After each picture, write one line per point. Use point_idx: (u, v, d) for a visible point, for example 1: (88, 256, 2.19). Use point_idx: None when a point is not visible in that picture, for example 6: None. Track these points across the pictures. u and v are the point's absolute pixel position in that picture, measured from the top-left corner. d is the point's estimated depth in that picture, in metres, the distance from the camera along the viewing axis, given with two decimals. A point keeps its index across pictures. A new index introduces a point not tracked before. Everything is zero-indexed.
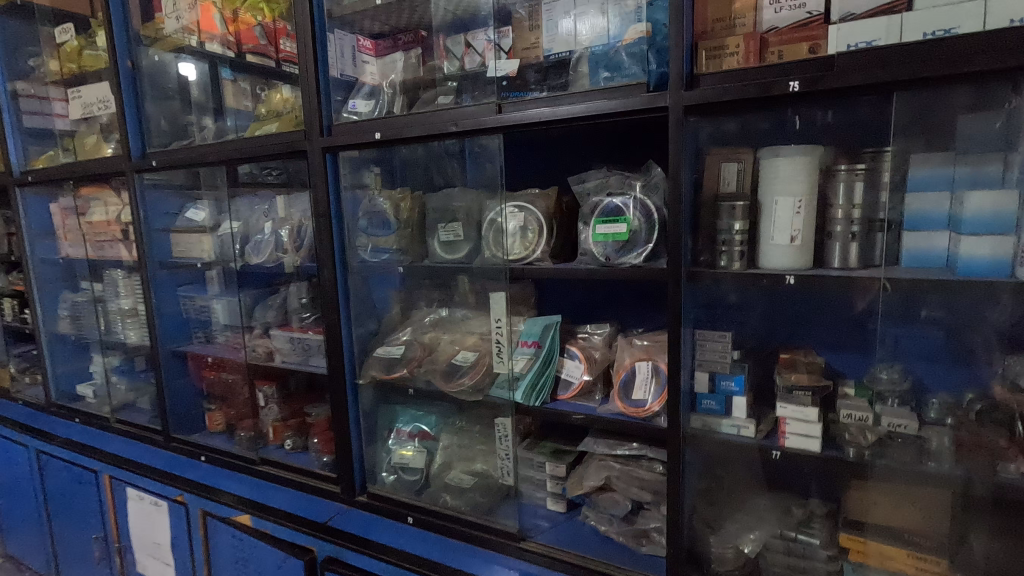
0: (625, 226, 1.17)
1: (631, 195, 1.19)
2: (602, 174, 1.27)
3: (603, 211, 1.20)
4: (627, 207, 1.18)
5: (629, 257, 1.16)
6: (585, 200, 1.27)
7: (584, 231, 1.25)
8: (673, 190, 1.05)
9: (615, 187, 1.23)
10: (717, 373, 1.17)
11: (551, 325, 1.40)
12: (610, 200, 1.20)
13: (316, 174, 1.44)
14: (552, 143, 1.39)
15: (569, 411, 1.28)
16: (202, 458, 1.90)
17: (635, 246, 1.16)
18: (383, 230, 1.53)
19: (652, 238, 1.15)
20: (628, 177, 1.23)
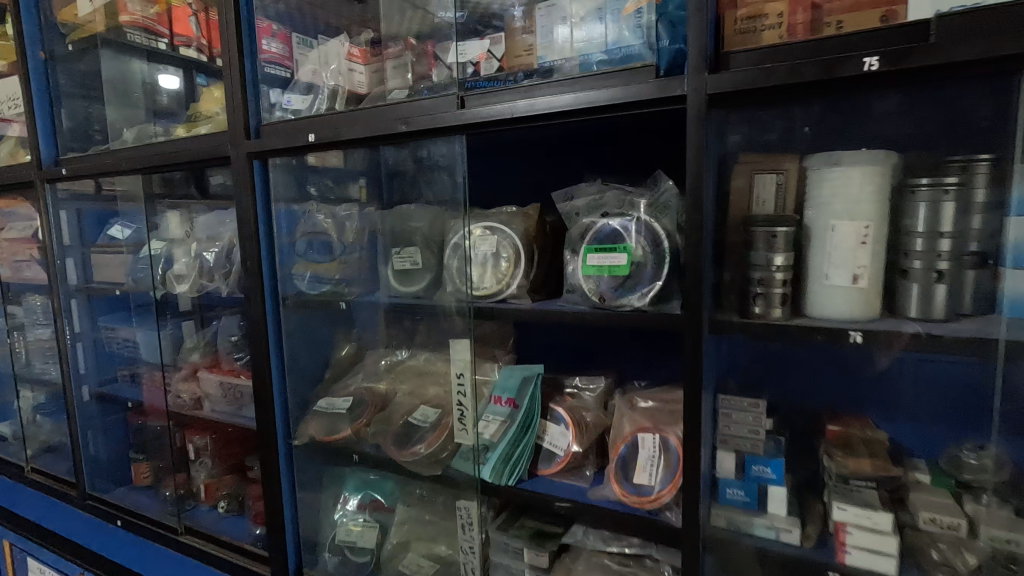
0: (626, 258, 0.88)
1: (631, 216, 0.90)
2: (596, 189, 0.99)
3: (597, 237, 0.92)
4: (627, 232, 0.89)
5: (629, 299, 0.88)
6: (573, 222, 0.99)
7: (572, 263, 0.97)
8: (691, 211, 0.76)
9: (611, 205, 0.94)
10: (746, 454, 0.87)
11: (530, 377, 1.11)
12: (605, 222, 0.92)
13: (241, 186, 1.16)
14: (532, 145, 1.10)
15: (552, 495, 0.99)
16: (118, 523, 1.59)
17: (639, 284, 0.88)
18: (320, 255, 1.25)
19: (661, 273, 0.86)
20: (629, 191, 0.95)
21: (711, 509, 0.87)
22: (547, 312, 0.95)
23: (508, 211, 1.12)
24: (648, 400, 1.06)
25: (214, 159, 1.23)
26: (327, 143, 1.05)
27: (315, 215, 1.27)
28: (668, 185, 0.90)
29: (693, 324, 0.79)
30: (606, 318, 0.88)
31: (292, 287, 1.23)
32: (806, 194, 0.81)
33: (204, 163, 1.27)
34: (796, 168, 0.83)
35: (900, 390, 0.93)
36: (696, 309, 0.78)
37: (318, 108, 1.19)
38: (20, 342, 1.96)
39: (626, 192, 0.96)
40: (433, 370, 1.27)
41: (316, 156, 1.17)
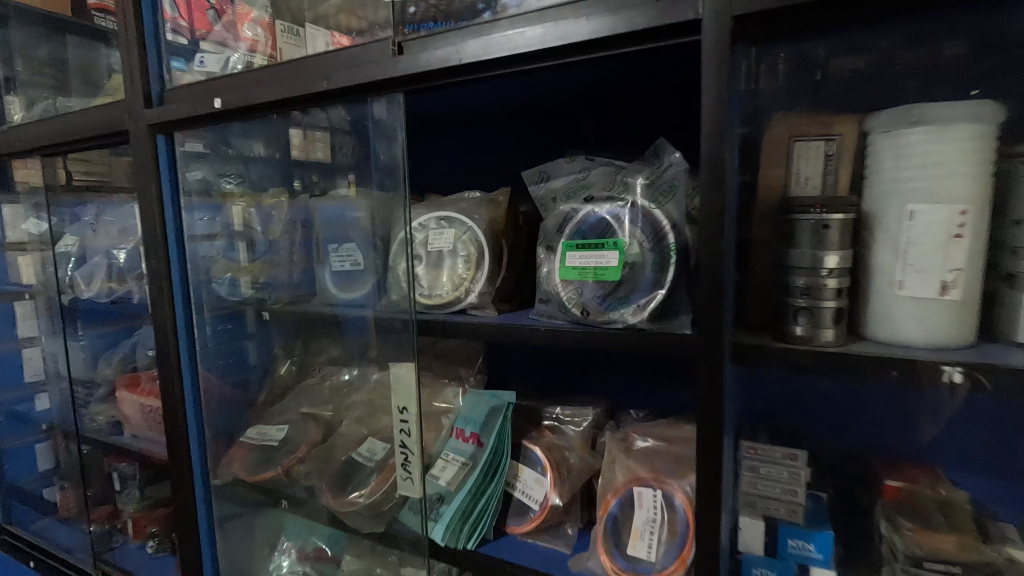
0: (619, 258, 0.64)
1: (625, 201, 0.66)
2: (579, 165, 0.75)
3: (580, 229, 0.69)
4: (619, 223, 0.66)
5: (621, 313, 0.65)
6: (548, 209, 0.75)
7: (546, 263, 0.73)
8: (708, 191, 0.53)
9: (599, 187, 0.70)
10: (779, 523, 0.65)
11: (500, 408, 0.87)
12: (590, 210, 0.68)
13: (142, 166, 0.93)
14: (500, 110, 0.86)
15: (517, 565, 0.77)
16: (32, 564, 1.38)
17: (636, 293, 0.64)
18: (242, 256, 1.06)
19: (665, 280, 0.63)
20: (623, 167, 0.70)
21: None
22: (514, 329, 0.72)
23: (471, 197, 0.89)
24: (646, 439, 0.83)
25: (113, 137, 1.00)
26: (237, 110, 0.82)
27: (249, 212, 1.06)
28: (676, 157, 0.66)
29: (710, 350, 0.56)
30: (590, 338, 0.65)
31: (245, 287, 1.06)
32: (869, 168, 0.57)
33: (104, 142, 1.03)
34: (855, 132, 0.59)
35: (982, 436, 0.70)
36: (713, 330, 0.55)
37: (232, 67, 0.93)
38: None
39: (619, 167, 0.72)
40: (380, 395, 1.01)
41: (294, 142, 0.99)
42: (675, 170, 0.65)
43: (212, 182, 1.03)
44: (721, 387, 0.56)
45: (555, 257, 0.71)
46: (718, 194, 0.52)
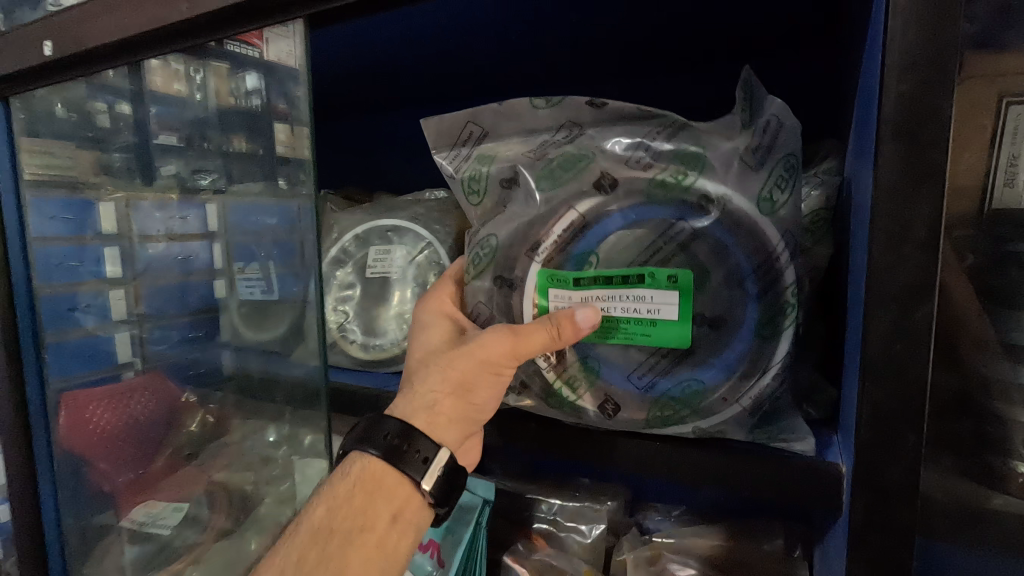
0: (685, 306, 0.37)
1: (699, 195, 0.37)
2: (558, 115, 0.42)
3: (574, 251, 0.40)
4: (677, 238, 0.38)
5: (696, 410, 0.39)
6: (495, 199, 0.44)
7: (489, 308, 0.44)
8: (903, 195, 0.25)
9: (614, 155, 0.39)
10: None
11: (473, 510, 0.59)
12: (615, 210, 0.39)
13: None
14: (474, 62, 0.59)
15: None
16: None
17: (710, 373, 0.39)
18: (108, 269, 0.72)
19: (776, 351, 0.37)
20: (681, 124, 0.39)
21: None
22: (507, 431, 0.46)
23: (431, 198, 0.60)
24: (687, 565, 0.55)
25: None
26: (80, 58, 0.54)
27: (188, 240, 0.71)
28: (786, 116, 0.38)
29: (872, 520, 0.27)
30: (617, 447, 0.42)
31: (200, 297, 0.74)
32: None
33: None
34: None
35: None
36: (889, 486, 0.27)
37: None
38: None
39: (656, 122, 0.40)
40: (277, 472, 0.69)
41: (281, 138, 0.56)
42: (789, 138, 0.37)
43: (186, 181, 0.68)
44: None
45: (525, 298, 0.42)
46: (923, 206, 0.24)
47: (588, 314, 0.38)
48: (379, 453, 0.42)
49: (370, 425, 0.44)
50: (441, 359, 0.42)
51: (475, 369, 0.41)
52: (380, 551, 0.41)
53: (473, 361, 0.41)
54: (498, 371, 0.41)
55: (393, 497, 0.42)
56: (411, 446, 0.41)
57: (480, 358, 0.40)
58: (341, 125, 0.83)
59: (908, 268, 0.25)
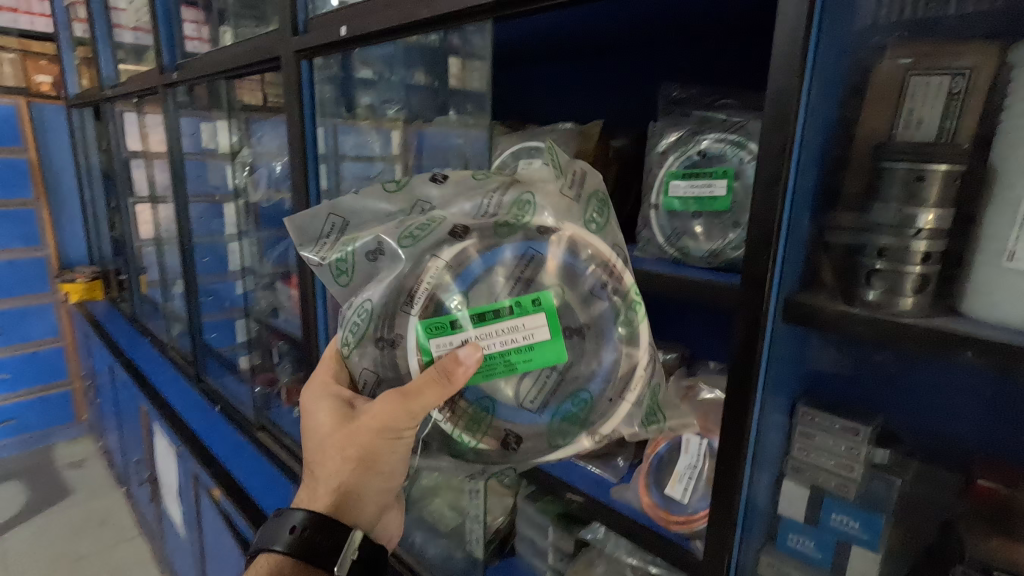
0: (551, 322, 0.63)
1: (538, 227, 0.65)
2: (402, 202, 0.71)
3: (447, 301, 0.65)
4: (528, 272, 0.65)
5: (590, 417, 0.68)
6: (364, 266, 0.69)
7: (371, 366, 0.72)
8: (774, 127, 0.47)
9: (467, 212, 0.68)
10: (825, 497, 0.62)
11: None
12: (477, 256, 0.66)
13: (288, 88, 1.05)
14: (603, 32, 0.84)
15: (565, 483, 0.82)
16: (218, 408, 1.78)
17: (591, 380, 0.68)
18: (365, 175, 1.20)
19: (634, 338, 0.66)
20: (511, 182, 0.67)
21: (758, 553, 0.65)
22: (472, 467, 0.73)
23: (563, 128, 0.88)
24: (712, 390, 0.81)
25: (269, 60, 1.15)
26: (356, 36, 0.90)
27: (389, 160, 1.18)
28: (574, 178, 0.68)
29: (747, 301, 0.52)
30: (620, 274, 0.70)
31: None
32: (996, 110, 0.48)
33: (267, 66, 1.20)
34: (978, 64, 0.49)
35: None
36: (755, 281, 0.51)
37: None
38: (159, 239, 2.31)
39: (495, 185, 0.69)
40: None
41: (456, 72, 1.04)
42: (591, 178, 0.69)
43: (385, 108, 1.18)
44: (757, 340, 0.53)
45: (415, 350, 0.66)
46: (782, 130, 0.46)
47: (472, 353, 0.63)
48: (285, 546, 0.76)
49: (281, 527, 0.78)
50: (347, 435, 0.72)
51: (376, 426, 0.70)
52: None
53: (377, 423, 0.69)
54: (398, 434, 0.70)
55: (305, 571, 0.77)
56: (320, 527, 0.75)
57: (373, 419, 0.70)
58: (511, 74, 1.14)
59: (774, 164, 0.48)
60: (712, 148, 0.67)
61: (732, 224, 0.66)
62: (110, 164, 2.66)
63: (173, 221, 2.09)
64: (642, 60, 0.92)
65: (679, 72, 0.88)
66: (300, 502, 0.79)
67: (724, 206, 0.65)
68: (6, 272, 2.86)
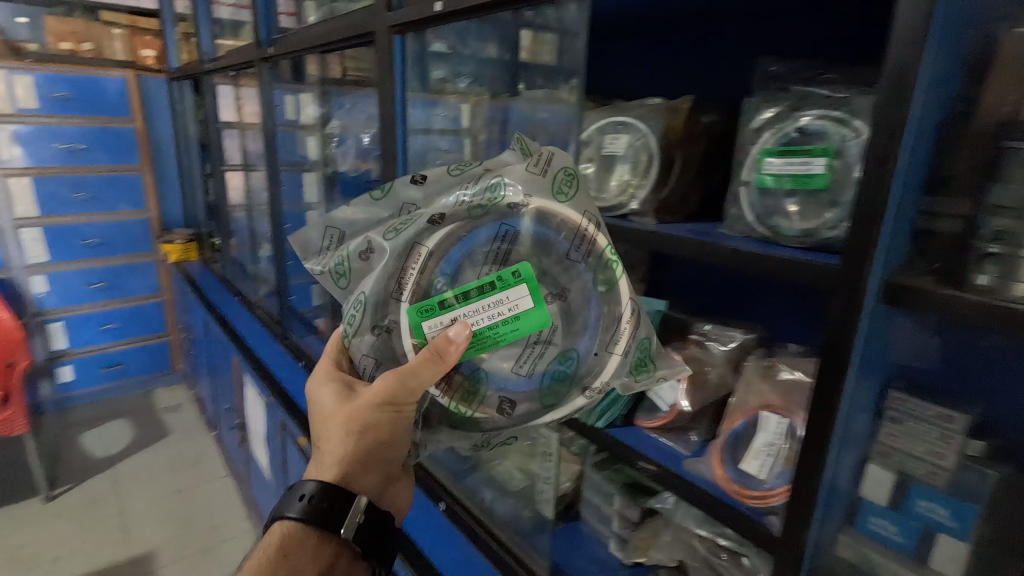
0: (532, 293, 0.71)
1: (509, 205, 0.73)
2: (386, 205, 0.80)
3: (435, 283, 0.73)
4: (504, 246, 0.73)
5: (581, 368, 0.75)
6: (358, 265, 0.78)
7: (370, 352, 0.79)
8: (892, 103, 0.47)
9: (442, 202, 0.75)
10: (913, 483, 0.62)
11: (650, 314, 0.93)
12: (456, 240, 0.74)
13: (381, 62, 1.10)
14: (700, 4, 0.83)
15: (638, 451, 0.84)
16: (302, 364, 1.93)
17: (578, 341, 0.75)
18: (449, 148, 1.24)
19: (616, 293, 0.73)
20: (482, 173, 0.75)
21: (838, 532, 0.66)
22: (481, 437, 0.80)
23: (652, 103, 0.87)
24: (794, 371, 0.80)
25: (363, 34, 1.21)
26: (451, 11, 0.93)
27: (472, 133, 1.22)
28: (540, 156, 0.75)
29: (847, 279, 0.52)
30: (708, 252, 0.70)
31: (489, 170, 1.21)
32: None
33: (360, 40, 1.25)
34: None
35: None
36: (858, 260, 0.51)
37: None
38: (250, 205, 2.48)
39: (465, 177, 0.77)
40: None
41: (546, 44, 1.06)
42: (558, 158, 0.74)
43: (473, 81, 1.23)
44: (855, 318, 0.53)
45: (409, 332, 0.74)
46: (899, 108, 0.46)
47: (463, 330, 0.70)
48: (296, 511, 0.80)
49: (292, 495, 0.82)
50: (349, 413, 0.79)
51: (375, 403, 0.77)
52: (312, 561, 0.80)
53: (378, 399, 0.75)
54: (398, 407, 0.76)
55: (312, 534, 0.81)
56: (332, 493, 0.80)
57: (371, 396, 0.76)
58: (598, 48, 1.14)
59: (889, 143, 0.47)
60: (813, 124, 0.65)
61: (829, 203, 0.65)
62: (206, 134, 2.86)
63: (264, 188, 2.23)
64: (739, 32, 0.90)
65: (778, 46, 0.85)
66: (309, 476, 0.83)
67: (822, 184, 0.64)
68: (116, 231, 3.16)
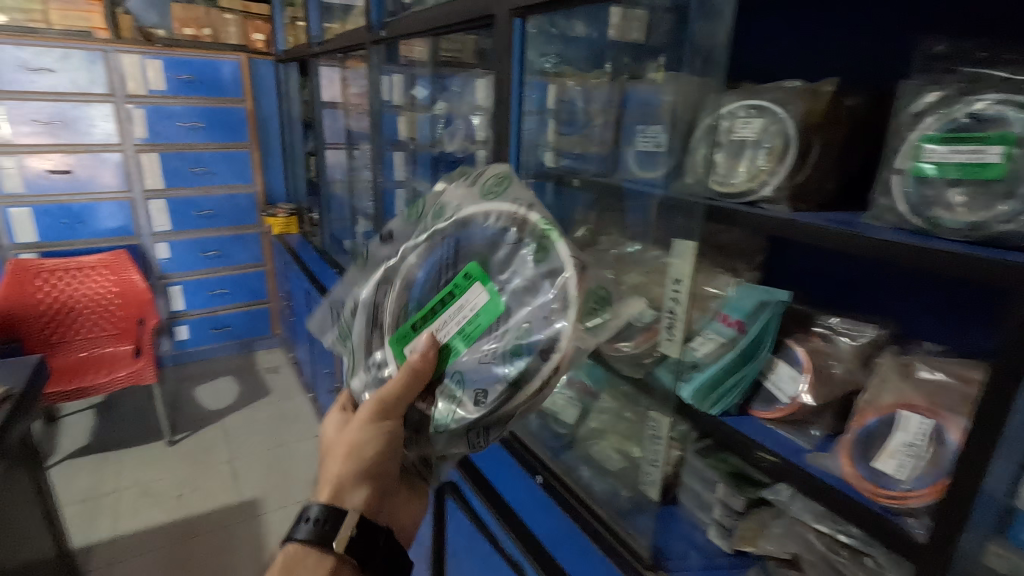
0: (483, 287, 0.87)
1: (451, 221, 0.93)
2: (384, 247, 1.03)
3: (407, 312, 0.93)
4: (452, 249, 0.93)
5: (530, 338, 0.83)
6: (349, 311, 1.00)
7: (365, 385, 0.93)
8: None
9: (411, 243, 0.97)
10: None
11: (772, 304, 0.92)
12: (420, 267, 0.94)
13: (501, 46, 1.13)
14: None
15: (756, 442, 0.84)
16: None
17: (530, 325, 0.83)
18: (562, 131, 1.26)
19: (552, 262, 0.85)
20: (438, 197, 1.01)
21: (987, 541, 0.63)
22: (472, 435, 0.83)
23: (790, 86, 0.84)
24: (935, 371, 0.76)
25: (482, 18, 1.24)
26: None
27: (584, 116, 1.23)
28: (469, 183, 1.00)
29: None
30: (856, 243, 0.68)
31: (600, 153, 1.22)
32: None
33: (478, 24, 1.28)
34: None
35: None
36: None
37: None
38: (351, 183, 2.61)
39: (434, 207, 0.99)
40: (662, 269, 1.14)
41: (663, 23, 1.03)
42: (492, 170, 0.99)
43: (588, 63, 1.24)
44: None
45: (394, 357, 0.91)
46: None
47: (431, 342, 0.86)
48: (301, 532, 0.85)
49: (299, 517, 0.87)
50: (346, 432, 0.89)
51: (364, 418, 0.88)
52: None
53: (362, 415, 0.88)
54: (380, 418, 0.88)
55: (313, 554, 0.85)
56: (331, 511, 0.85)
57: (361, 413, 0.88)
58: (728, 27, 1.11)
59: None
60: (989, 111, 0.61)
61: (1002, 195, 0.60)
62: (310, 114, 3.02)
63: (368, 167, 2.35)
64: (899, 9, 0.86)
65: (944, 23, 0.80)
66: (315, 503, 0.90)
67: (997, 175, 0.60)
68: (227, 204, 3.43)
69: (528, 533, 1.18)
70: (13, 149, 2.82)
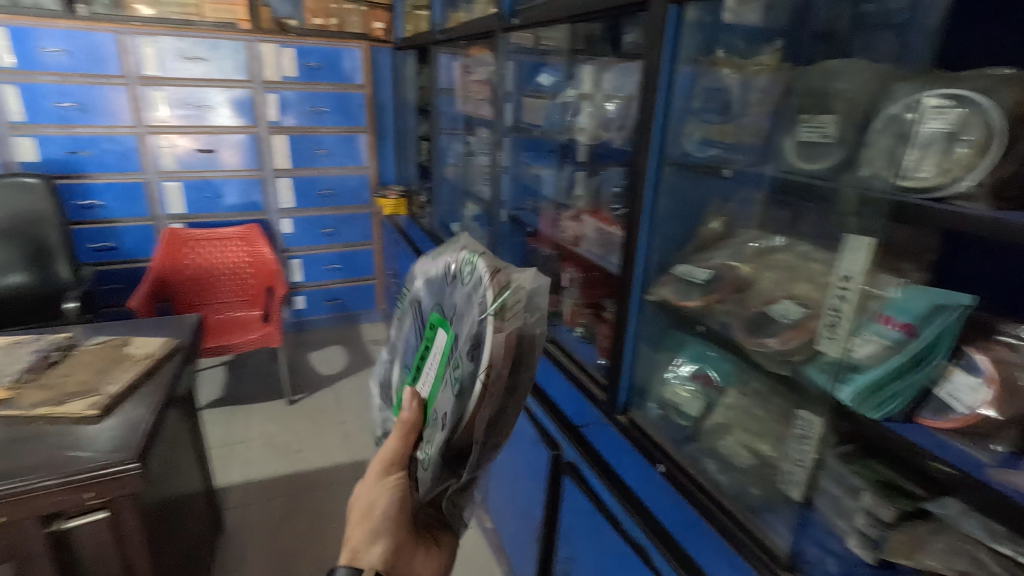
0: (440, 326, 0.92)
1: (415, 298, 1.06)
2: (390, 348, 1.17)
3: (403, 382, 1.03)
4: (419, 314, 1.04)
5: (468, 352, 0.79)
6: (378, 400, 1.12)
7: None
8: None
9: (406, 325, 1.10)
10: None
11: (951, 306, 0.86)
12: (408, 344, 1.06)
13: (654, 34, 1.13)
14: None
15: (927, 451, 0.80)
16: None
17: (467, 345, 0.79)
18: (707, 120, 1.24)
19: (479, 279, 0.84)
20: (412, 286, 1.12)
21: None
22: (452, 458, 0.78)
23: (997, 75, 0.79)
24: None
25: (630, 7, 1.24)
26: None
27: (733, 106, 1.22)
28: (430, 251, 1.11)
29: None
30: None
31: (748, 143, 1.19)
32: None
33: (623, 12, 1.29)
34: None
35: None
36: None
37: None
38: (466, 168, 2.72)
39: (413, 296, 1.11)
40: (812, 265, 1.11)
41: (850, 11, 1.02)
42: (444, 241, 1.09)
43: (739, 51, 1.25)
44: None
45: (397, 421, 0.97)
46: None
47: (410, 396, 0.89)
48: None
49: None
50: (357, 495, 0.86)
51: (368, 477, 0.85)
52: None
53: (367, 477, 0.85)
54: (385, 473, 0.84)
55: None
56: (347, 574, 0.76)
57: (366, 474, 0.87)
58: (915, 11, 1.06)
59: None
60: None
61: None
62: (426, 100, 3.16)
63: (487, 152, 2.44)
64: None
65: None
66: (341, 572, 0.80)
67: None
68: (345, 185, 3.66)
69: (653, 520, 1.21)
70: (167, 129, 3.16)
